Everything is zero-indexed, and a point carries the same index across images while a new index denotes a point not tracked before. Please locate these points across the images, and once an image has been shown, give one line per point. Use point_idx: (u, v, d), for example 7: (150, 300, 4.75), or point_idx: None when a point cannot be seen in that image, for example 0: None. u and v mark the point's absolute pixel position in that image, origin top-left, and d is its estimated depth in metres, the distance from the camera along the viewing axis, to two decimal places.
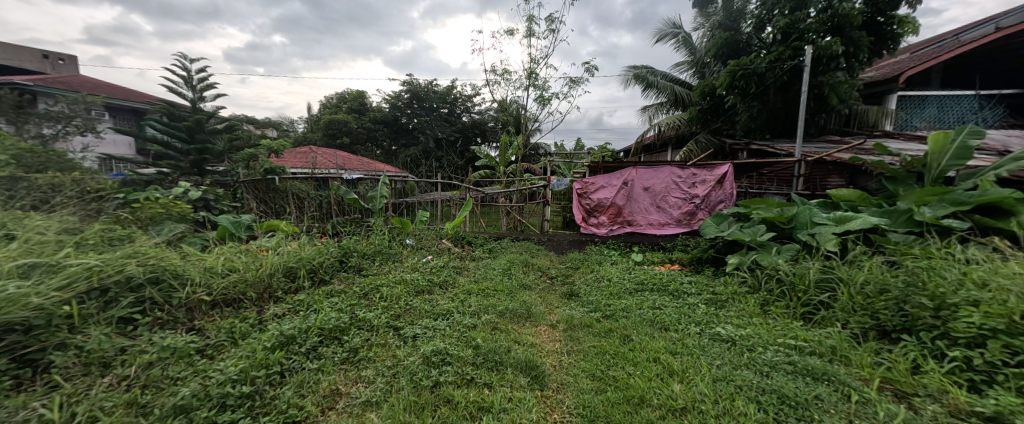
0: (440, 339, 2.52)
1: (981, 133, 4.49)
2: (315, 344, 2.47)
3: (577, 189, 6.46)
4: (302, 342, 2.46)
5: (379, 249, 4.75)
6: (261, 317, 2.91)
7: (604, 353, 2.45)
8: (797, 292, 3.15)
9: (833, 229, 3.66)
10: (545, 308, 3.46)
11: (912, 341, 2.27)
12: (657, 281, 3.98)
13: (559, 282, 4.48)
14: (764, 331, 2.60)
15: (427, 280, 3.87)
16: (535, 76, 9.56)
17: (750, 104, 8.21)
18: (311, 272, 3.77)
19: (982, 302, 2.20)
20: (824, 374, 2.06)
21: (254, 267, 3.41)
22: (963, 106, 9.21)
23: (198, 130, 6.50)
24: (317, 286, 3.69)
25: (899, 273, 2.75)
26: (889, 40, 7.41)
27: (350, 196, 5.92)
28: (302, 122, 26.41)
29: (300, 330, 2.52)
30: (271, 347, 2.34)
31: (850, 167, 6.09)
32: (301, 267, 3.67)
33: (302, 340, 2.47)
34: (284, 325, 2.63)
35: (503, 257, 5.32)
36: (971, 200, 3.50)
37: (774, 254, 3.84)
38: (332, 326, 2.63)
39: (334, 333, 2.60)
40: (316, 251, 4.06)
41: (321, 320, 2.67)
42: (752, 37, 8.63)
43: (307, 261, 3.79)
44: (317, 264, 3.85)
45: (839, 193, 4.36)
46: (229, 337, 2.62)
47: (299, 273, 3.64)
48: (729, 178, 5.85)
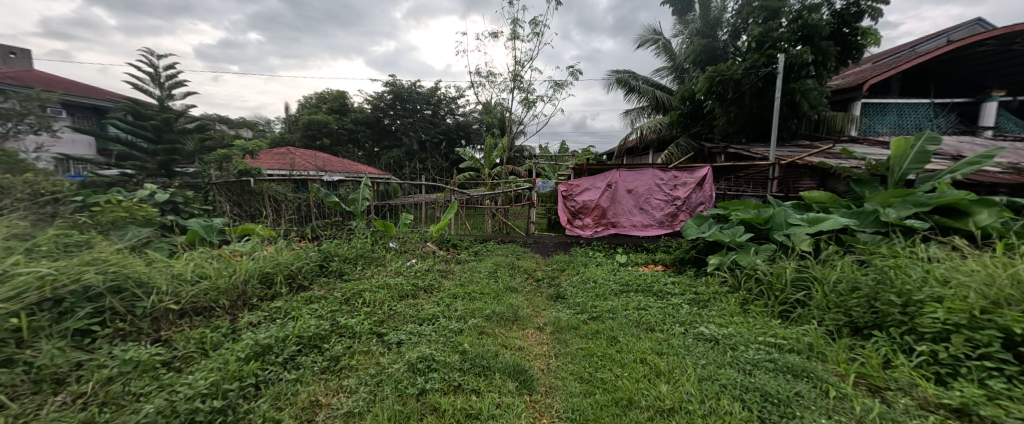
0: (426, 345, 2.47)
1: (938, 139, 4.77)
2: (293, 353, 2.37)
3: (562, 192, 6.51)
4: (279, 352, 2.35)
5: (362, 254, 4.64)
6: (235, 326, 2.77)
7: (592, 355, 2.45)
8: (775, 290, 3.24)
9: (807, 229, 3.80)
10: (532, 311, 3.45)
11: (883, 336, 2.36)
12: (641, 283, 4.03)
13: (545, 284, 4.48)
14: (745, 330, 2.67)
15: (412, 284, 3.80)
16: (519, 79, 9.58)
17: (727, 109, 8.47)
18: (289, 278, 3.64)
19: (945, 298, 2.32)
20: (803, 371, 2.12)
21: (227, 273, 3.26)
22: (920, 114, 9.80)
23: (166, 130, 6.26)
24: (296, 291, 3.56)
25: (869, 271, 2.86)
26: (854, 50, 7.79)
27: (331, 199, 5.77)
28: (279, 122, 25.65)
29: (277, 339, 2.42)
30: (246, 357, 2.24)
31: (820, 170, 6.36)
32: (279, 272, 3.54)
33: (279, 349, 2.37)
34: (260, 333, 2.51)
35: (489, 260, 5.29)
36: (933, 201, 3.69)
37: (752, 254, 3.95)
38: (312, 334, 2.53)
39: (313, 342, 2.50)
40: (295, 255, 3.92)
41: (300, 327, 2.57)
42: (728, 44, 8.92)
43: (285, 266, 3.64)
44: (296, 269, 3.72)
45: (811, 194, 4.50)
46: (199, 348, 2.48)
47: (276, 279, 3.50)
48: (708, 180, 6.00)
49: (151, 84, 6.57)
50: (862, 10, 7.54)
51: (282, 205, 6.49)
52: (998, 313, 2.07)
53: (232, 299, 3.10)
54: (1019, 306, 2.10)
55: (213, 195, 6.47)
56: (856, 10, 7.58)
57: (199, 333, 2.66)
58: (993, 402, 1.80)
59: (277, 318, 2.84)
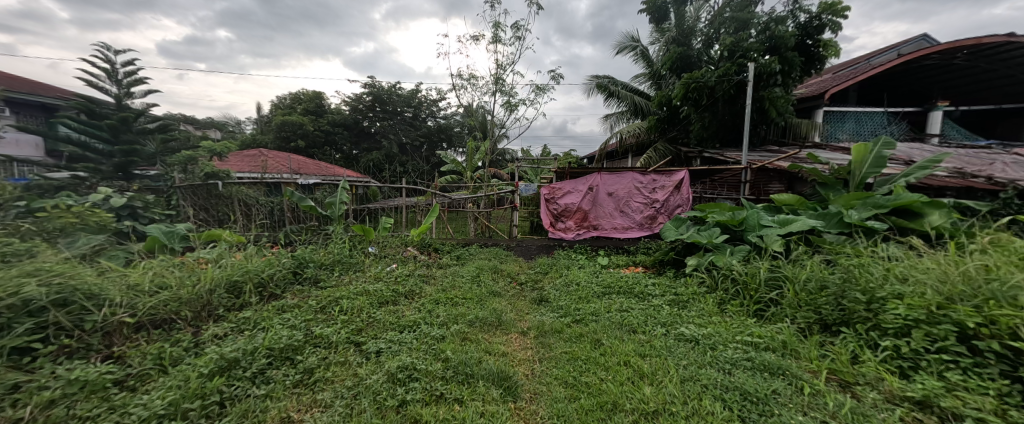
0: (407, 353, 2.39)
1: (892, 144, 5.16)
2: (263, 366, 2.24)
3: (544, 195, 6.55)
4: (246, 366, 2.21)
5: (339, 261, 4.53)
6: (198, 339, 2.60)
7: (576, 359, 2.44)
8: (750, 290, 3.36)
9: (778, 231, 3.96)
10: (517, 315, 3.43)
11: (851, 332, 2.45)
12: (623, 285, 4.11)
13: (528, 288, 4.48)
14: (724, 328, 2.75)
15: (392, 291, 3.70)
16: (499, 82, 9.61)
17: (702, 115, 8.79)
18: (261, 286, 3.44)
19: (905, 294, 2.43)
20: (779, 368, 2.17)
21: (190, 282, 3.05)
22: (875, 122, 10.49)
23: (123, 131, 5.96)
24: (268, 299, 3.39)
25: (835, 270, 2.99)
26: (816, 61, 8.21)
27: (306, 203, 5.61)
28: (251, 123, 24.67)
29: (245, 352, 2.28)
30: (209, 373, 2.10)
31: (787, 173, 6.69)
32: (251, 280, 3.36)
33: (247, 363, 2.23)
34: (225, 346, 2.36)
35: (472, 264, 5.25)
36: (891, 203, 3.95)
37: (728, 254, 4.09)
38: (283, 346, 2.39)
39: (285, 353, 2.37)
40: (268, 261, 3.74)
41: (270, 339, 2.43)
42: (701, 52, 9.23)
43: (255, 273, 3.45)
44: (268, 276, 3.52)
45: (780, 196, 4.69)
46: (157, 364, 2.31)
47: (245, 287, 3.29)
48: (685, 183, 6.15)
49: (107, 81, 6.19)
50: (823, 24, 7.95)
51: (254, 208, 6.25)
52: (952, 309, 2.19)
53: (198, 308, 2.91)
54: (971, 301, 2.22)
55: (179, 199, 6.15)
56: (818, 23, 7.98)
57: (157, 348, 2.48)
58: (952, 393, 1.89)
59: (249, 327, 2.70)
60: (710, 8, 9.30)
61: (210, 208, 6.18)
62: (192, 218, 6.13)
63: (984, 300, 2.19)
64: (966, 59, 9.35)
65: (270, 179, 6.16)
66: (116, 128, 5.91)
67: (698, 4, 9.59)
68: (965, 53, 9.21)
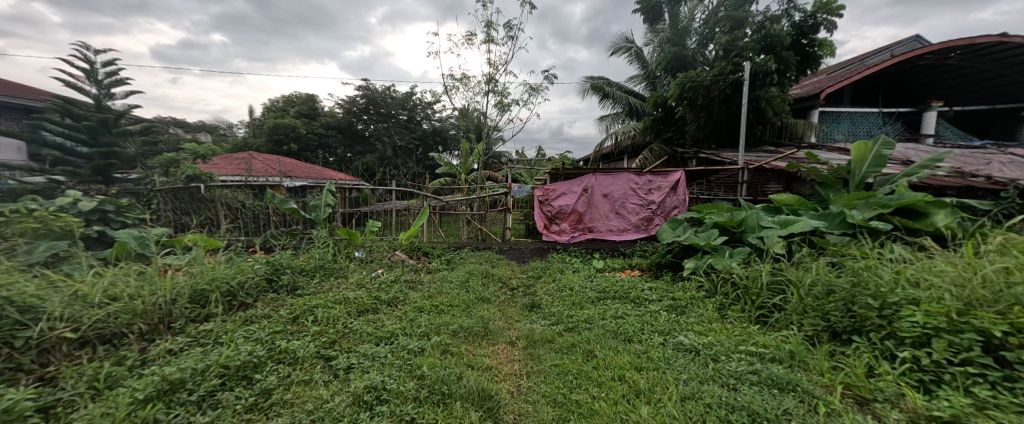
0: (377, 371, 2.17)
1: (892, 144, 5.07)
2: (214, 388, 2.00)
3: (538, 196, 6.37)
4: (195, 387, 1.98)
5: (321, 268, 4.33)
6: (149, 355, 2.36)
7: (566, 373, 2.25)
8: (752, 295, 3.20)
9: (779, 232, 3.80)
10: (506, 323, 3.24)
11: (863, 342, 2.26)
12: (620, 291, 3.94)
13: (520, 293, 4.31)
14: (726, 337, 2.58)
15: (373, 298, 3.51)
16: (492, 82, 9.45)
17: (698, 115, 8.73)
18: (229, 294, 3.19)
19: (920, 300, 2.25)
20: (789, 383, 1.99)
21: (147, 292, 2.81)
22: (870, 122, 10.47)
23: (102, 132, 5.70)
24: (239, 309, 3.15)
25: (841, 274, 2.82)
26: (812, 60, 8.10)
27: (289, 206, 5.41)
28: (243, 126, 24.39)
29: (195, 372, 2.05)
30: (148, 398, 1.86)
31: (784, 174, 6.59)
32: (218, 288, 3.11)
33: (195, 384, 1.99)
34: (175, 365, 2.13)
35: (462, 268, 5.08)
36: (894, 201, 3.85)
37: (727, 257, 3.94)
38: (241, 364, 2.16)
39: (242, 372, 2.14)
40: (239, 268, 3.50)
41: (227, 355, 2.20)
42: (696, 52, 9.11)
43: (224, 281, 3.19)
44: (238, 284, 3.26)
45: (780, 196, 4.58)
46: (94, 387, 2.07)
47: (212, 297, 3.04)
48: (681, 184, 6.03)
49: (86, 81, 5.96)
50: (818, 23, 7.86)
51: (239, 213, 6.12)
52: (974, 315, 2.01)
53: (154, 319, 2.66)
54: (994, 307, 2.05)
55: (160, 202, 5.92)
56: (813, 22, 7.88)
57: (99, 367, 2.23)
58: (982, 412, 1.71)
59: (209, 341, 2.45)
60: (704, 8, 9.21)
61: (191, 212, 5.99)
62: (172, 222, 5.98)
63: (1009, 306, 2.02)
64: (960, 60, 9.34)
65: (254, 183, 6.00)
66: (95, 130, 5.65)
67: (692, 4, 9.49)
68: (958, 54, 9.20)
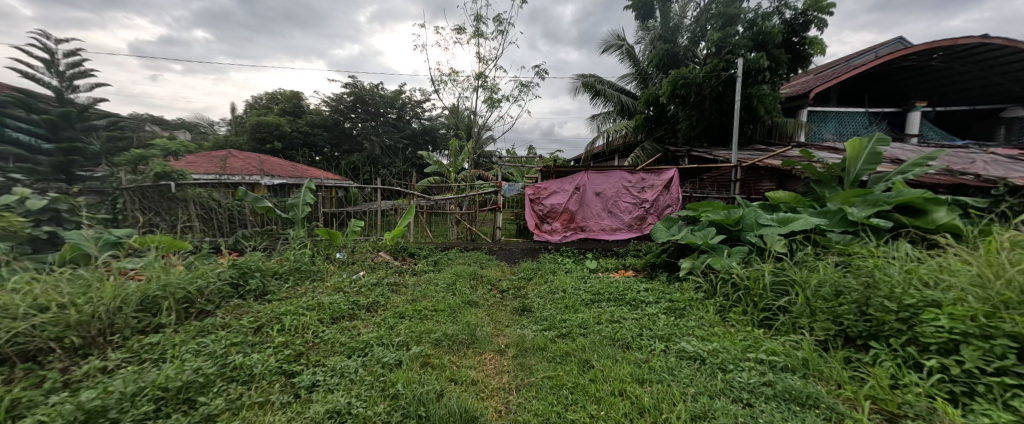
0: (346, 390, 1.92)
1: (886, 141, 5.00)
2: (147, 415, 1.68)
3: (529, 195, 6.17)
4: (123, 415, 1.66)
5: (296, 272, 4.04)
6: (75, 375, 2.01)
7: (561, 387, 2.03)
8: (754, 296, 3.04)
9: (779, 230, 3.64)
10: (494, 329, 3.01)
11: (882, 349, 2.09)
12: (615, 293, 3.74)
13: (510, 296, 4.09)
14: (733, 344, 2.39)
15: (351, 303, 3.26)
16: (482, 78, 9.21)
17: (689, 113, 8.63)
18: (186, 301, 2.86)
19: (941, 302, 2.09)
20: (809, 397, 1.79)
21: (85, 299, 2.47)
22: (856, 122, 10.55)
23: (64, 127, 5.27)
24: (197, 318, 2.84)
25: (849, 274, 2.66)
26: (802, 58, 8.05)
27: (264, 205, 5.09)
28: (225, 123, 23.57)
29: (125, 395, 1.74)
30: None
31: (777, 172, 6.51)
32: (171, 294, 2.76)
33: (123, 412, 1.67)
34: (101, 387, 1.80)
35: (449, 270, 4.83)
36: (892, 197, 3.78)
37: (725, 257, 3.79)
38: (183, 384, 1.85)
39: (184, 395, 1.83)
40: (199, 271, 3.17)
41: (167, 375, 1.88)
42: (687, 50, 9.01)
43: (179, 286, 2.85)
44: (197, 289, 2.93)
45: (776, 194, 4.52)
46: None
47: (164, 304, 2.70)
48: (674, 182, 5.90)
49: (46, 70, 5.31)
50: (809, 20, 7.81)
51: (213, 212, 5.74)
52: (1004, 319, 1.85)
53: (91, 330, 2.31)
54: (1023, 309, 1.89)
55: (126, 202, 5.50)
56: (803, 20, 7.83)
57: (12, 390, 1.89)
58: None
59: (154, 355, 2.14)
60: (696, 5, 9.12)
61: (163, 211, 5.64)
62: (140, 223, 5.60)
63: None
64: (942, 61, 9.46)
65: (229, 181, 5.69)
66: (55, 125, 5.22)
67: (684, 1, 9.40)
68: (941, 55, 9.32)
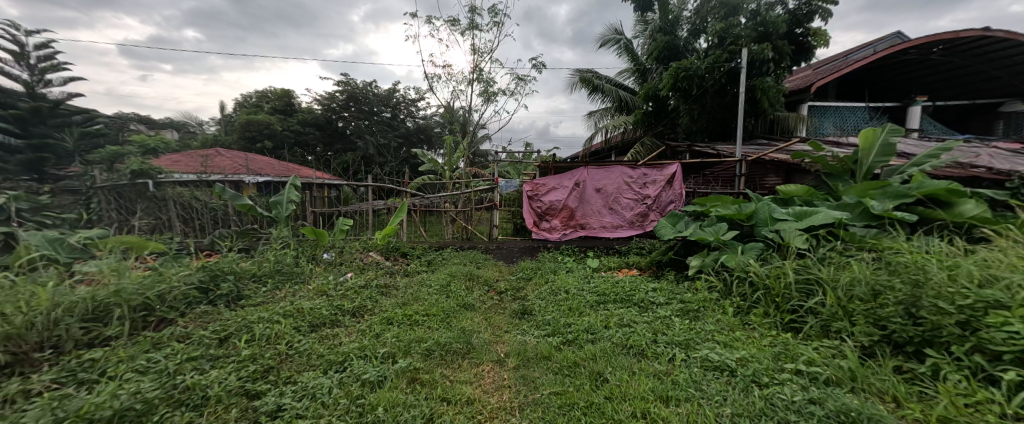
0: (318, 417, 1.62)
1: (900, 131, 4.76)
2: None
3: (527, 191, 5.89)
4: None
5: (277, 274, 3.74)
6: None
7: (572, 407, 1.76)
8: (777, 297, 2.78)
9: (797, 224, 3.38)
10: (492, 336, 2.73)
11: (941, 358, 1.82)
12: (621, 293, 3.48)
13: (509, 297, 3.81)
14: (763, 352, 2.12)
15: (334, 309, 2.97)
16: (477, 72, 8.92)
17: (690, 107, 8.40)
18: (144, 308, 2.53)
19: (1007, 304, 1.81)
20: (867, 418, 1.52)
21: (15, 308, 2.12)
22: (857, 117, 10.38)
23: (32, 122, 4.94)
24: (157, 329, 2.51)
25: (886, 271, 2.40)
26: (806, 50, 7.83)
27: (244, 203, 4.77)
28: (215, 123, 23.04)
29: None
30: None
31: (783, 165, 6.28)
32: (126, 301, 2.44)
33: None
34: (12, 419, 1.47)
35: (444, 270, 4.53)
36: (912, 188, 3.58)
37: (739, 253, 3.54)
38: (110, 415, 1.50)
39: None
40: (161, 275, 2.84)
41: (97, 400, 1.56)
42: (688, 42, 8.78)
43: (135, 291, 2.52)
44: (157, 295, 2.61)
45: (788, 188, 4.32)
46: None
47: (117, 312, 2.38)
48: (677, 177, 5.64)
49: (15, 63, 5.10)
50: (813, 11, 7.58)
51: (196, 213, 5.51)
52: None
53: (23, 345, 1.98)
54: None
55: (99, 201, 5.22)
56: (807, 10, 7.61)
57: None
58: None
59: (91, 375, 1.81)
60: None
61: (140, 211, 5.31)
62: (115, 224, 5.27)
63: None
64: (942, 54, 9.33)
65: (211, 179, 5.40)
66: (24, 120, 4.90)
67: None
68: (941, 49, 9.19)
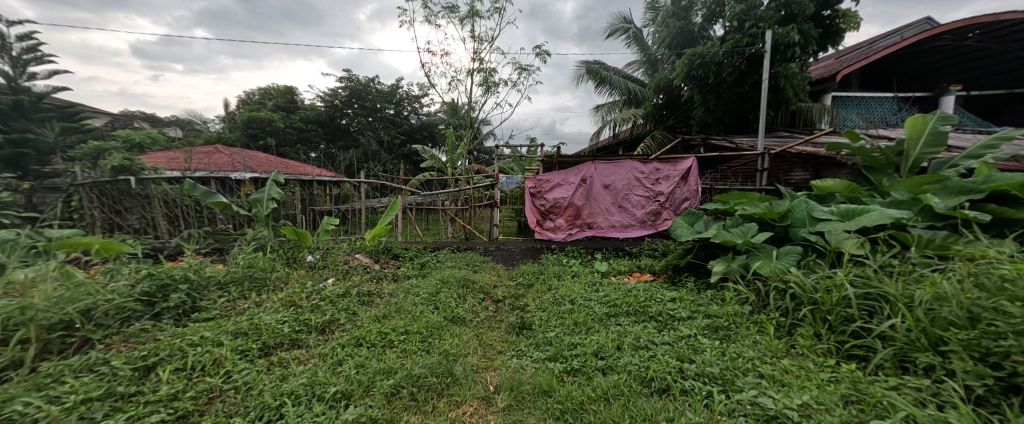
0: None
1: (952, 119, 4.18)
2: None
3: (529, 188, 5.42)
4: None
5: (246, 281, 3.30)
6: None
7: None
8: (829, 315, 2.28)
9: (845, 225, 2.86)
10: (481, 360, 2.29)
11: None
12: (634, 304, 3.00)
13: (508, 306, 3.36)
14: (829, 397, 1.64)
15: (299, 324, 2.55)
16: (479, 62, 8.44)
17: (706, 97, 7.84)
18: (63, 328, 2.13)
19: None
20: None
21: None
22: (885, 107, 9.67)
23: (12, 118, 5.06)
24: (79, 353, 2.11)
25: (979, 289, 1.88)
26: (834, 34, 7.18)
27: (218, 200, 4.36)
28: (219, 121, 22.87)
29: None
30: None
31: (811, 159, 5.70)
32: (36, 320, 2.04)
33: None
34: None
35: (436, 275, 4.08)
36: (976, 182, 3.07)
37: (774, 259, 3.03)
38: None
39: None
40: (94, 285, 2.46)
41: None
42: (704, 27, 8.21)
43: (50, 306, 2.12)
44: (80, 311, 2.21)
45: (824, 183, 3.85)
46: None
47: (24, 334, 1.98)
48: (694, 172, 5.11)
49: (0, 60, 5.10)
50: None
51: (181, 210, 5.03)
52: None
53: None
54: None
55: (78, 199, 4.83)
56: None
57: None
58: None
59: None
60: None
61: (117, 210, 4.93)
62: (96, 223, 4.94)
63: None
64: (978, 40, 8.58)
65: (193, 176, 4.94)
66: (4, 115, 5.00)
67: None
68: (977, 34, 8.45)
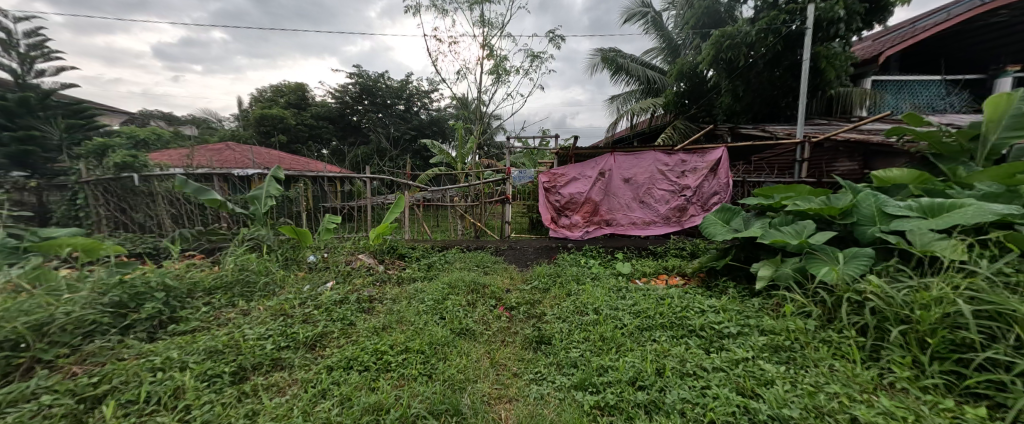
0: None
1: None
2: None
3: (542, 183, 5.01)
4: None
5: (236, 287, 3.00)
6: None
7: None
8: (928, 338, 1.82)
9: (934, 225, 2.35)
10: (493, 387, 1.92)
11: None
12: (670, 315, 2.57)
13: (523, 314, 2.96)
14: None
15: (280, 341, 2.20)
16: (490, 50, 8.02)
17: (734, 83, 7.24)
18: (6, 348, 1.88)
19: None
20: None
21: None
22: (931, 92, 8.79)
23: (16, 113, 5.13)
24: (25, 377, 1.87)
25: None
26: (882, 8, 6.47)
27: (212, 198, 4.04)
28: (234, 121, 23.07)
29: None
30: None
31: (859, 148, 5.16)
32: None
33: None
34: None
35: (443, 278, 3.70)
36: None
37: (840, 264, 2.53)
38: None
39: None
40: (50, 297, 2.21)
41: None
42: (733, 6, 7.57)
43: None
44: (25, 328, 1.94)
45: (888, 173, 3.26)
46: None
47: None
48: (724, 164, 4.60)
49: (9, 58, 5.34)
50: None
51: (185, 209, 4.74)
52: None
53: None
54: None
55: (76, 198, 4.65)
56: None
57: None
58: None
59: None
60: None
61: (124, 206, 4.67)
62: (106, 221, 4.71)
63: None
64: None
65: (195, 171, 4.63)
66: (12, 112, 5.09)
67: None
68: None
